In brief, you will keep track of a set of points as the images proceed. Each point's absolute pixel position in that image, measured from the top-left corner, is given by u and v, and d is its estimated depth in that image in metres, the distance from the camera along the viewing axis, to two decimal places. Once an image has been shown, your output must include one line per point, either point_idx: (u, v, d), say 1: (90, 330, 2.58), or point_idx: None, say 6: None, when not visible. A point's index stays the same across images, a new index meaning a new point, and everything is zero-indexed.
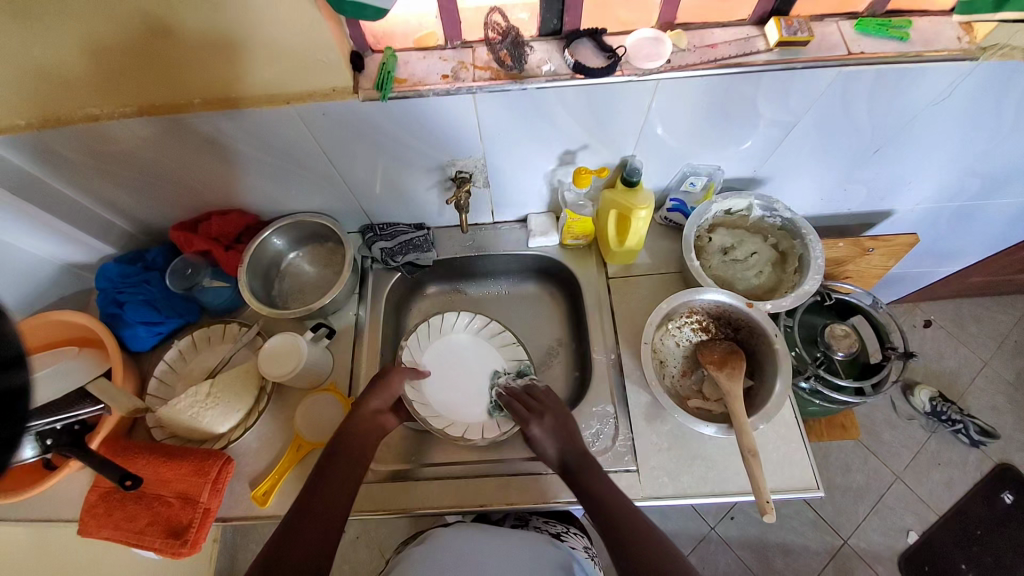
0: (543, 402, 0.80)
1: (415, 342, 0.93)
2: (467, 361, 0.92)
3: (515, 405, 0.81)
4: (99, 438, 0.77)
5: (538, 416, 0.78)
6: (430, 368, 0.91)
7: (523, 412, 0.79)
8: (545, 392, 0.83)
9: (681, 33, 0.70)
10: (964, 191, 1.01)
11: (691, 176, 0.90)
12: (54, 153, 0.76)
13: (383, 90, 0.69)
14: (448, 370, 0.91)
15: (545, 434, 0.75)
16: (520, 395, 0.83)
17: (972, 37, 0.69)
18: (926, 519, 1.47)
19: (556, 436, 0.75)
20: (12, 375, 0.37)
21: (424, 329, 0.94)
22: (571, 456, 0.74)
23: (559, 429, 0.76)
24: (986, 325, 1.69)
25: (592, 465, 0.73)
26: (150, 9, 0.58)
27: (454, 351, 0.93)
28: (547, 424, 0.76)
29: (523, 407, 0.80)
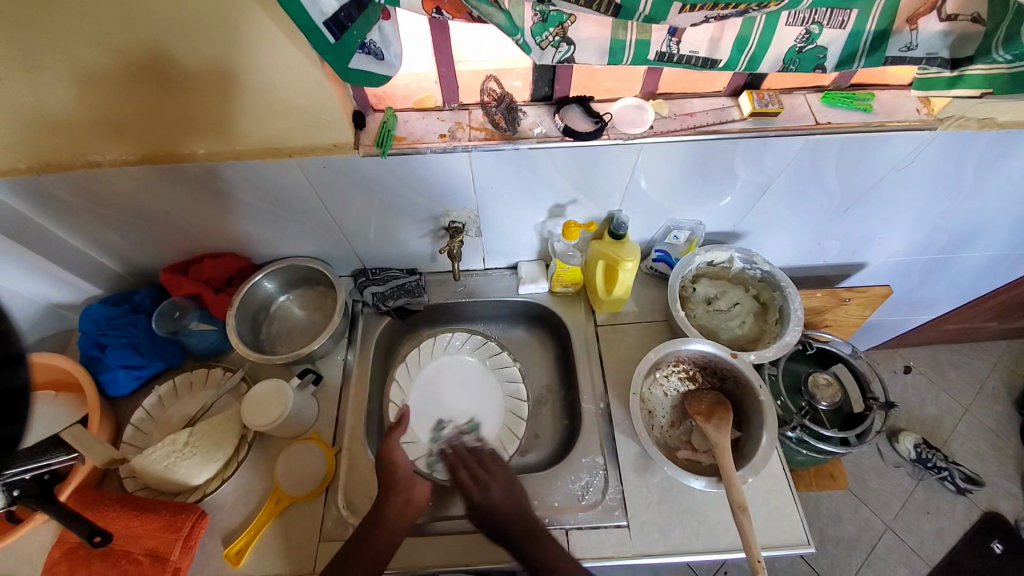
0: (489, 469, 0.80)
1: (417, 358, 1.00)
2: (464, 382, 0.98)
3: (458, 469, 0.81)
4: (69, 489, 0.75)
5: (483, 484, 0.78)
6: (426, 386, 0.97)
7: (467, 480, 0.79)
8: (491, 455, 0.82)
9: (662, 102, 0.76)
10: (933, 245, 1.07)
11: (675, 230, 0.94)
12: (51, 196, 0.76)
13: (383, 148, 0.72)
14: (439, 389, 0.97)
15: (489, 502, 0.75)
16: (464, 457, 0.83)
17: (929, 109, 0.75)
18: (920, 571, 1.44)
19: (504, 501, 0.75)
20: (12, 375, 0.37)
21: (429, 346, 1.01)
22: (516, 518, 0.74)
23: (504, 493, 0.76)
24: (964, 371, 1.73)
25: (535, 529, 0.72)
26: (163, 69, 0.61)
27: (455, 372, 0.99)
28: (494, 493, 0.76)
29: (467, 473, 0.80)
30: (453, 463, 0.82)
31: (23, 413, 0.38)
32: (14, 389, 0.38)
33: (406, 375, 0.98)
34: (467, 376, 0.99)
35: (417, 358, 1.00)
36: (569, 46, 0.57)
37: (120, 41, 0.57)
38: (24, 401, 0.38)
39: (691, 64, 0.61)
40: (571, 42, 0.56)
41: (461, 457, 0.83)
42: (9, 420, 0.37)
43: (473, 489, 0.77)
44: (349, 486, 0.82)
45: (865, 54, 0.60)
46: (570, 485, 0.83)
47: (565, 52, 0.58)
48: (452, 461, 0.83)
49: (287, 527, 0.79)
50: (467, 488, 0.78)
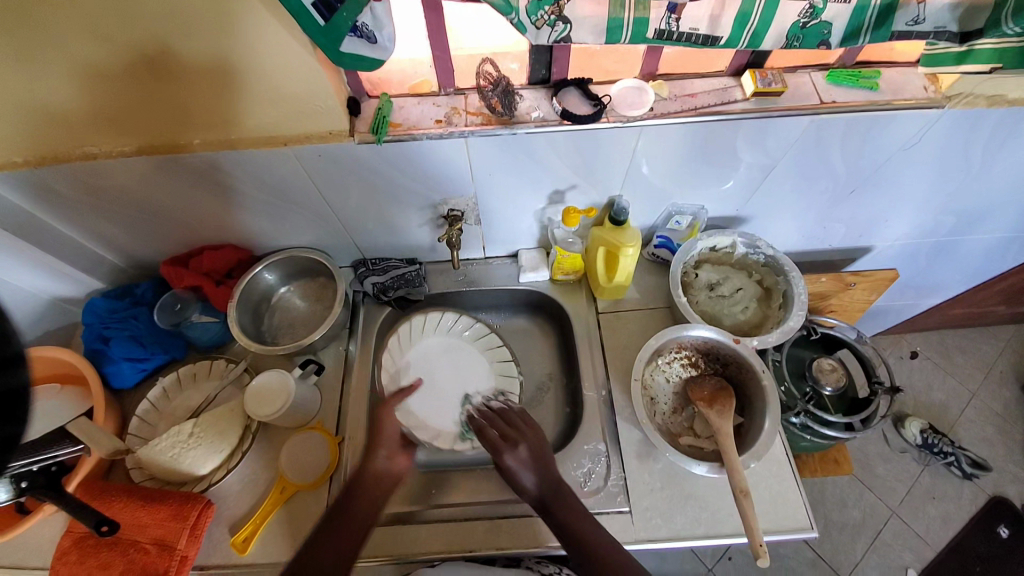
0: (521, 429, 0.79)
1: (407, 332, 0.95)
2: (453, 361, 0.93)
3: (488, 431, 0.79)
4: (76, 482, 0.76)
5: (514, 446, 0.76)
6: (416, 362, 0.92)
7: (494, 437, 0.78)
8: (519, 415, 0.82)
9: (662, 83, 0.74)
10: (940, 228, 1.05)
11: (676, 215, 0.93)
12: (49, 189, 0.76)
13: (379, 134, 0.71)
14: (431, 366, 0.92)
15: (521, 463, 0.75)
16: (494, 420, 0.81)
17: (936, 87, 0.73)
18: (925, 556, 1.44)
19: (532, 464, 0.75)
20: (10, 375, 0.37)
21: (421, 322, 0.96)
22: (546, 488, 0.74)
23: (534, 457, 0.76)
24: (971, 356, 1.71)
25: (566, 494, 0.74)
26: (155, 57, 0.60)
27: (443, 348, 0.94)
28: (523, 453, 0.76)
29: (499, 434, 0.78)
30: (480, 423, 0.81)
31: (24, 414, 0.37)
32: (12, 390, 0.37)
33: (398, 347, 0.93)
34: (456, 356, 0.93)
35: (407, 332, 0.95)
36: (565, 25, 0.55)
37: (110, 30, 0.56)
38: (24, 400, 0.38)
39: (691, 41, 0.59)
40: (567, 21, 0.55)
41: (495, 418, 0.81)
42: (8, 419, 0.36)
43: (508, 450, 0.76)
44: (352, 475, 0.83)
45: (872, 28, 0.58)
46: (573, 471, 0.83)
47: (561, 31, 0.56)
48: (483, 423, 0.81)
49: (293, 515, 0.80)
50: (497, 451, 0.76)
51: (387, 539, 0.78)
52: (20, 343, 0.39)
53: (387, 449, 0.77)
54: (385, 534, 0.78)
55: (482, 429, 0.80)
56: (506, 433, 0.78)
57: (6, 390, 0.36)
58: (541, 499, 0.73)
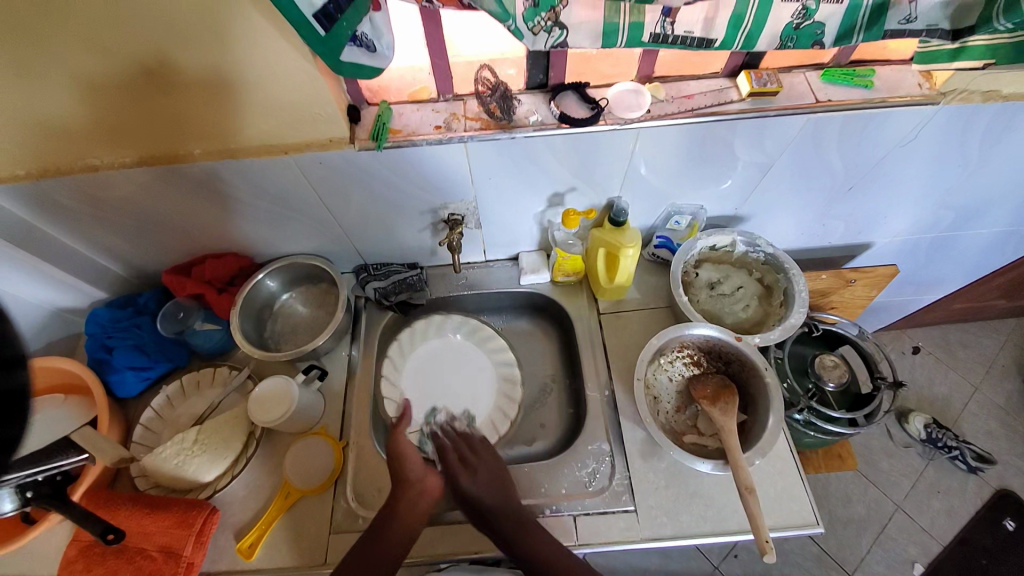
0: (478, 454, 0.79)
1: (400, 347, 0.97)
2: (455, 368, 0.96)
3: (449, 455, 0.79)
4: (81, 490, 0.76)
5: (469, 471, 0.77)
6: (411, 375, 0.95)
7: (454, 460, 0.78)
8: (478, 439, 0.83)
9: (659, 86, 0.75)
10: (939, 223, 1.05)
11: (675, 216, 0.93)
12: (51, 201, 0.77)
13: (379, 141, 0.72)
14: (430, 378, 0.95)
15: (474, 488, 0.74)
16: (456, 441, 0.82)
17: (931, 83, 0.73)
18: (931, 550, 1.44)
19: (489, 487, 0.75)
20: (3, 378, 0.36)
21: (410, 334, 0.98)
22: (503, 514, 0.72)
23: (491, 480, 0.75)
24: (972, 350, 1.71)
25: (530, 526, 0.72)
26: (156, 69, 0.60)
27: (444, 357, 0.97)
28: (478, 477, 0.76)
29: (457, 458, 0.79)
30: (443, 444, 0.81)
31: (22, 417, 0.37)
32: (14, 390, 0.37)
33: (394, 368, 0.95)
34: (452, 360, 0.97)
35: (400, 348, 0.97)
36: (562, 30, 0.56)
37: (111, 43, 0.57)
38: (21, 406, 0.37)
39: (686, 44, 0.60)
40: (563, 27, 0.55)
41: (457, 441, 0.82)
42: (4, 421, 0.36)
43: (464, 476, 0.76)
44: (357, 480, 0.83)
45: (863, 28, 0.58)
46: (577, 472, 0.83)
47: (558, 36, 0.56)
48: (443, 445, 0.81)
49: (298, 520, 0.80)
50: (453, 475, 0.76)
51: None
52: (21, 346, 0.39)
53: (416, 471, 0.76)
54: None
55: (443, 451, 0.80)
56: (466, 457, 0.79)
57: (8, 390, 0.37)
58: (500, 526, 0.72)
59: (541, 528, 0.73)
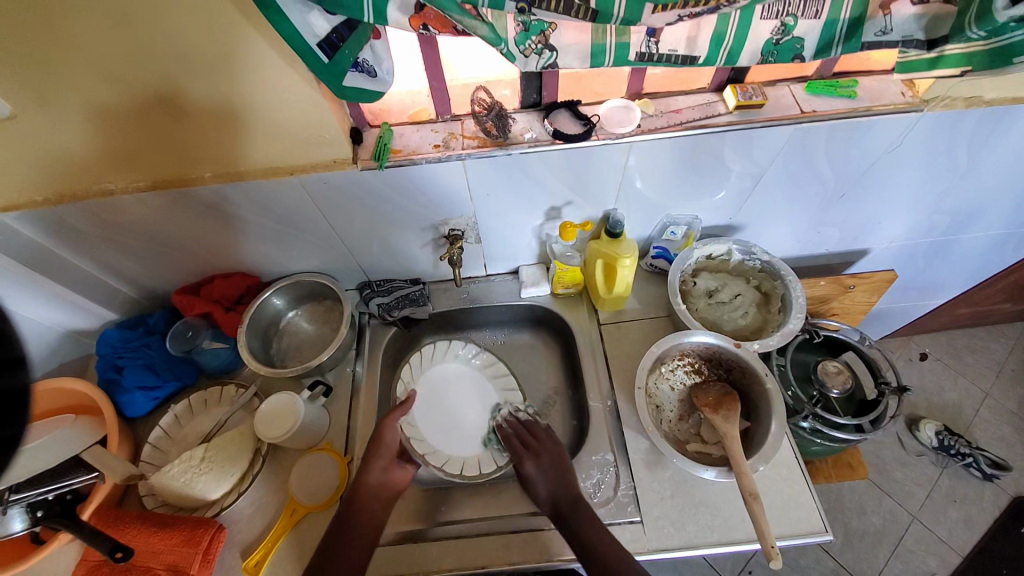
0: (541, 440, 0.84)
1: (419, 360, 0.97)
2: (467, 386, 0.96)
3: (513, 440, 0.85)
4: (91, 509, 0.76)
5: (534, 453, 0.82)
6: (426, 392, 0.94)
7: (519, 446, 0.84)
8: (543, 429, 0.87)
9: (649, 101, 0.78)
10: (935, 228, 1.06)
11: (671, 226, 0.95)
12: (66, 225, 0.80)
13: (381, 160, 0.74)
14: (443, 396, 0.94)
15: (540, 472, 0.79)
16: (520, 430, 0.87)
17: (914, 91, 0.76)
18: (950, 562, 1.40)
19: (550, 475, 0.79)
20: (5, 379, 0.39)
21: (430, 351, 0.98)
22: (563, 499, 0.76)
23: (552, 465, 0.80)
24: (981, 355, 1.70)
25: (586, 509, 0.75)
26: (170, 96, 0.64)
27: (455, 378, 0.97)
28: (541, 462, 0.80)
29: (520, 444, 0.84)
30: (507, 434, 0.87)
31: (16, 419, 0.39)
32: (14, 390, 0.40)
33: (411, 376, 0.95)
34: (467, 380, 0.96)
35: (419, 362, 0.97)
36: (552, 52, 0.59)
37: (129, 73, 0.60)
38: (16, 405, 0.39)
39: (671, 61, 0.62)
40: (553, 49, 0.58)
41: (518, 429, 0.87)
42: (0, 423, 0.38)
43: (527, 457, 0.82)
44: None
45: (841, 40, 0.61)
46: (582, 483, 0.83)
47: (548, 58, 0.59)
48: (507, 432, 0.87)
49: (304, 537, 0.81)
50: (519, 459, 0.82)
51: (400, 558, 0.78)
52: (22, 347, 0.41)
53: (384, 462, 0.79)
54: (399, 553, 0.78)
55: (506, 438, 0.87)
56: (529, 443, 0.84)
57: (10, 390, 0.39)
58: (557, 507, 0.76)
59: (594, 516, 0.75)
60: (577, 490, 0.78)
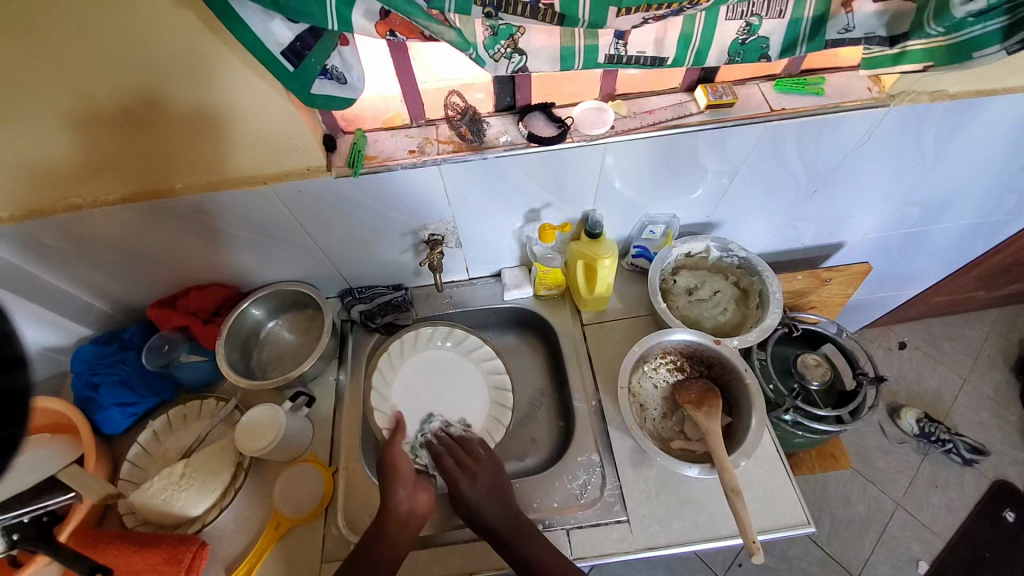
0: (472, 458, 0.81)
1: (399, 348, 0.97)
2: (450, 374, 0.95)
3: (444, 461, 0.80)
4: (68, 531, 0.74)
5: (467, 474, 0.78)
6: (407, 378, 0.94)
7: (454, 471, 0.79)
8: (481, 447, 0.83)
9: (621, 103, 0.78)
10: (908, 219, 1.09)
11: (650, 225, 0.95)
12: (35, 241, 0.78)
13: (355, 167, 0.74)
14: (422, 383, 0.94)
15: (474, 494, 0.76)
16: (451, 448, 0.83)
17: (880, 87, 0.78)
18: (934, 547, 1.43)
19: (490, 496, 0.76)
20: None
21: (411, 338, 0.97)
22: (505, 521, 0.74)
23: (490, 488, 0.77)
24: (959, 342, 1.74)
25: (524, 527, 0.74)
26: (138, 107, 0.62)
27: (437, 363, 0.96)
28: (478, 484, 0.77)
29: (455, 463, 0.80)
30: (438, 452, 0.82)
31: None
32: None
33: (389, 365, 0.95)
34: (450, 367, 0.96)
35: (399, 349, 0.97)
36: (521, 57, 0.59)
37: (92, 87, 0.59)
38: None
39: (640, 63, 0.63)
40: (522, 53, 0.58)
41: (451, 447, 0.83)
42: None
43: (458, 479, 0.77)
44: (348, 505, 0.83)
45: (806, 39, 0.62)
46: (568, 484, 0.83)
47: (518, 62, 0.59)
48: (439, 453, 0.82)
49: (289, 551, 0.80)
50: (453, 481, 0.77)
51: None
52: (19, 345, 0.43)
53: (408, 487, 0.76)
54: None
55: (439, 456, 0.82)
56: (464, 464, 0.80)
57: None
58: (499, 533, 0.73)
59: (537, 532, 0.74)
60: (517, 505, 0.76)
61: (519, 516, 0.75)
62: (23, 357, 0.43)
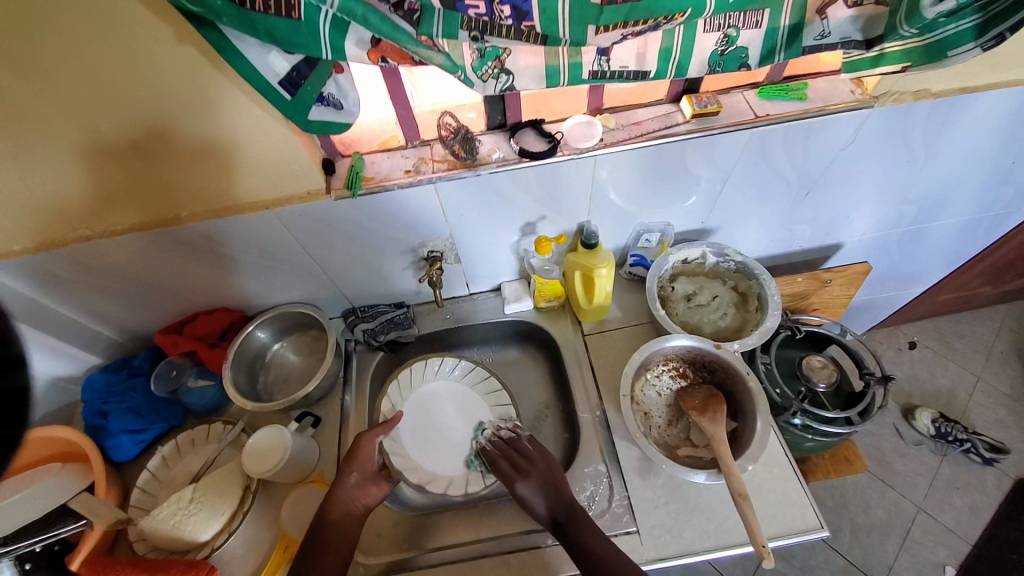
0: (529, 456, 0.81)
1: (409, 376, 0.95)
2: (457, 405, 0.92)
3: (500, 462, 0.82)
4: (79, 558, 0.73)
5: (522, 470, 0.79)
6: (416, 407, 0.92)
7: (507, 469, 0.80)
8: (529, 443, 0.84)
9: (609, 116, 0.81)
10: (904, 218, 1.09)
11: (645, 234, 0.97)
12: (48, 274, 0.80)
13: (353, 188, 0.76)
14: (430, 413, 0.91)
15: (531, 489, 0.77)
16: (505, 450, 0.84)
17: (864, 89, 0.80)
18: (959, 552, 1.39)
19: (545, 490, 0.77)
20: (11, 377, 0.38)
21: (420, 368, 0.96)
22: (560, 509, 0.75)
23: (547, 477, 0.78)
24: (968, 340, 1.72)
25: (581, 518, 0.74)
26: (145, 139, 0.65)
27: (447, 394, 0.94)
28: (535, 482, 0.77)
29: (509, 464, 0.81)
30: (492, 456, 0.84)
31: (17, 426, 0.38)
32: (17, 389, 0.38)
33: (398, 392, 0.93)
34: (459, 396, 0.93)
35: (410, 376, 0.95)
36: (508, 76, 0.61)
37: (103, 123, 0.62)
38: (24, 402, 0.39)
39: (623, 78, 0.65)
40: (509, 73, 0.61)
41: (505, 450, 0.84)
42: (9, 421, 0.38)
43: (512, 473, 0.79)
44: None
45: (783, 46, 0.64)
46: (576, 496, 0.82)
47: (505, 82, 0.62)
48: (493, 455, 0.84)
49: None
50: (507, 477, 0.79)
51: None
52: (21, 345, 0.39)
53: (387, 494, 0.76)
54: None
55: (494, 459, 0.83)
56: (518, 463, 0.80)
57: (9, 390, 0.38)
58: (556, 521, 0.74)
59: (590, 522, 0.74)
60: (572, 497, 0.77)
61: (572, 505, 0.75)
62: (25, 357, 0.39)
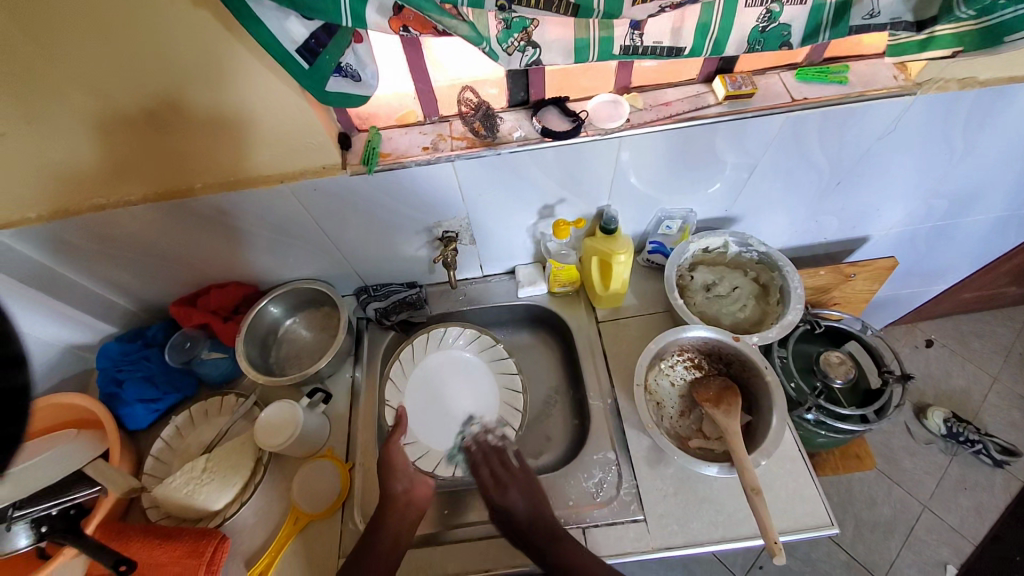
0: (508, 467, 0.79)
1: (422, 343, 0.97)
2: (461, 377, 0.95)
3: (482, 469, 0.80)
4: (95, 522, 0.77)
5: (503, 482, 0.77)
6: (425, 375, 0.95)
7: (487, 478, 0.78)
8: (512, 454, 0.82)
9: (637, 95, 0.77)
10: (936, 212, 1.05)
11: (666, 221, 0.94)
12: (63, 242, 0.80)
13: (370, 164, 0.74)
14: (436, 383, 0.94)
15: (506, 501, 0.75)
16: (488, 455, 0.82)
17: (906, 75, 0.75)
18: (963, 551, 1.38)
19: (523, 499, 0.75)
20: (12, 374, 0.37)
21: (425, 339, 0.97)
22: (537, 522, 0.73)
23: (524, 488, 0.76)
24: (989, 340, 1.68)
25: (562, 535, 0.72)
26: (158, 107, 0.64)
27: (451, 366, 0.96)
28: (513, 492, 0.76)
29: (490, 473, 0.79)
30: (474, 460, 0.81)
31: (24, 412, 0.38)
32: (18, 388, 0.38)
33: (410, 358, 0.96)
34: (465, 368, 0.96)
35: (422, 344, 0.97)
36: (535, 49, 0.58)
37: (114, 90, 0.60)
38: (25, 400, 0.38)
39: (656, 54, 0.62)
40: (536, 46, 0.58)
41: (484, 455, 0.82)
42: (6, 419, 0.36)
43: (491, 486, 0.77)
44: (364, 502, 0.84)
45: (829, 25, 0.60)
46: (584, 482, 0.82)
47: (532, 55, 0.59)
48: (475, 459, 0.82)
49: (309, 545, 0.80)
50: (485, 486, 0.78)
51: (404, 560, 0.78)
52: (20, 343, 0.38)
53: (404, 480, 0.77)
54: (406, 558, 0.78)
55: (476, 464, 0.81)
56: (497, 473, 0.78)
57: (9, 388, 0.37)
58: (533, 537, 0.72)
59: (574, 541, 0.72)
60: (550, 511, 0.75)
61: (547, 518, 0.74)
62: (25, 355, 0.39)
